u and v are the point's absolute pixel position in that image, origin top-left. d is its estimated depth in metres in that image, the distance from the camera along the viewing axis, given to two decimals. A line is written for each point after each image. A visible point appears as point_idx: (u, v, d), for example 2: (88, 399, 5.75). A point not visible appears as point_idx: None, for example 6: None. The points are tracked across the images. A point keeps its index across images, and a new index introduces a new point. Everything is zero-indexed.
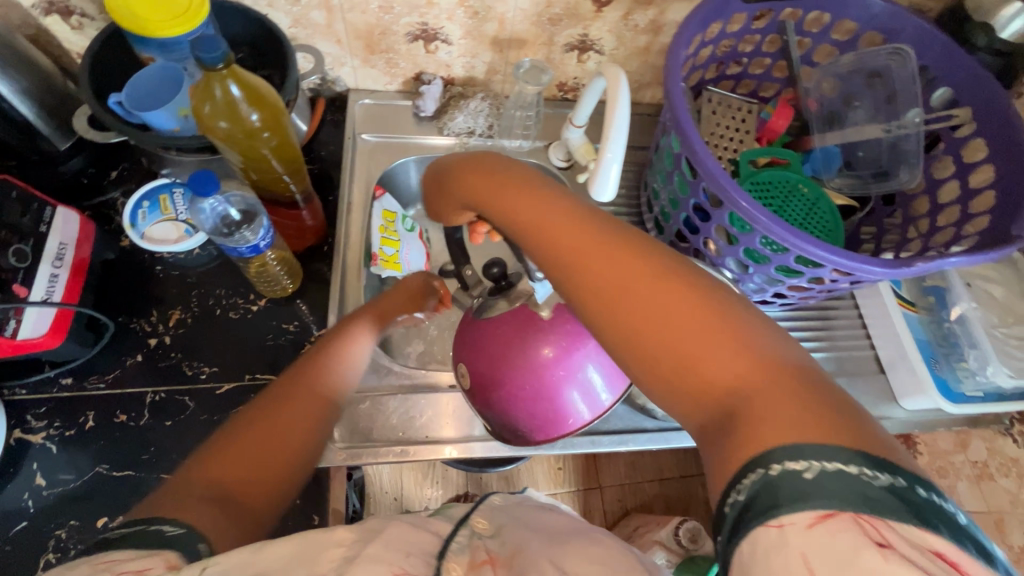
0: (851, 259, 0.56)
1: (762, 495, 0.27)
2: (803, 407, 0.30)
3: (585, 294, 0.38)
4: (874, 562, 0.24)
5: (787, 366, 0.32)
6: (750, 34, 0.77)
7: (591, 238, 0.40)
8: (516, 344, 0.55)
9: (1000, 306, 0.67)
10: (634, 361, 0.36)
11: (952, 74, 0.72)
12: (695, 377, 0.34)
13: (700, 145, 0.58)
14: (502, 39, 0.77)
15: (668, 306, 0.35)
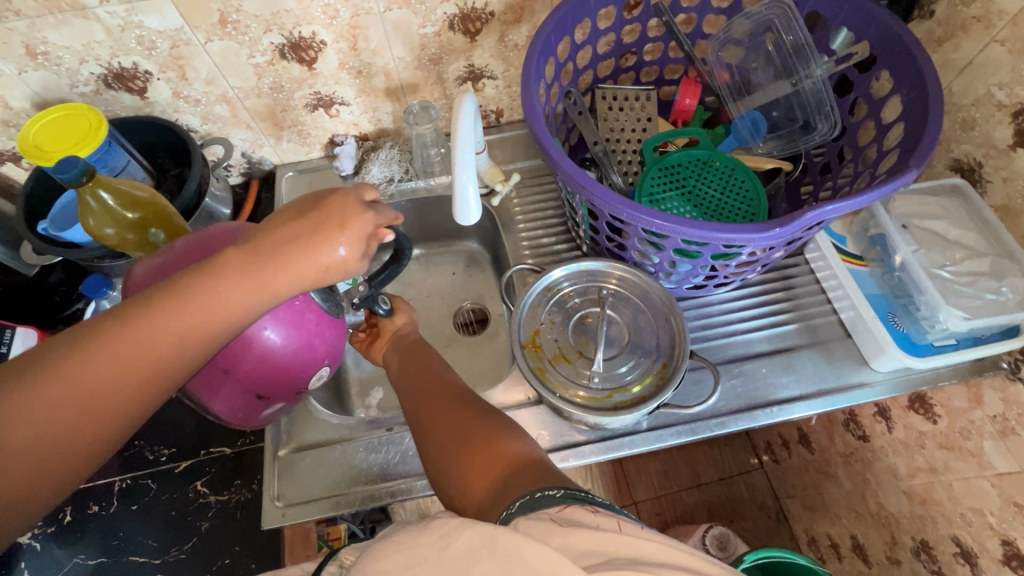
0: (730, 229, 0.54)
1: (528, 504, 0.38)
2: (519, 477, 0.42)
3: (423, 396, 0.56)
4: (610, 527, 0.35)
5: (517, 454, 0.45)
6: (629, 25, 0.76)
7: (430, 383, 0.58)
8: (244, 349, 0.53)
9: (940, 243, 0.62)
10: (426, 452, 0.50)
11: (840, 13, 0.69)
12: (456, 458, 0.47)
13: (554, 150, 0.59)
14: (394, 88, 0.81)
15: (452, 418, 0.51)
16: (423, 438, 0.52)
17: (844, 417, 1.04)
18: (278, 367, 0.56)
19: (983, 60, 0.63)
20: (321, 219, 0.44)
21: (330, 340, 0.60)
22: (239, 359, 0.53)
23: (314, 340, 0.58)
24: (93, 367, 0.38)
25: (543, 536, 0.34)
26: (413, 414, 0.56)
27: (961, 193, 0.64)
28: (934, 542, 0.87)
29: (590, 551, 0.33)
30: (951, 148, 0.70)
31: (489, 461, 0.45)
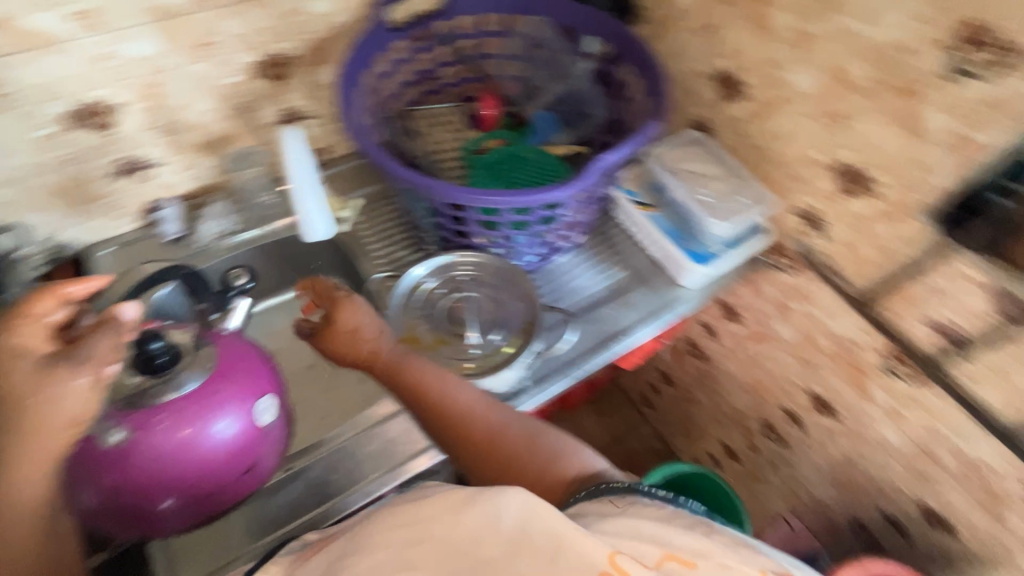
0: (542, 192, 0.65)
1: (608, 501, 0.54)
2: (568, 464, 0.62)
3: (450, 420, 0.64)
4: (664, 523, 0.50)
5: (569, 459, 0.62)
6: (423, 52, 0.87)
7: (447, 405, 0.64)
8: (156, 463, 0.54)
9: (696, 176, 0.80)
10: (484, 465, 0.63)
11: (586, 24, 0.86)
12: (523, 471, 0.62)
13: (383, 157, 0.67)
14: (210, 141, 0.80)
15: (498, 435, 0.63)
16: (477, 453, 0.63)
17: (686, 346, 1.25)
18: (183, 454, 0.55)
19: (685, 45, 0.86)
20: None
21: (221, 395, 0.57)
22: (141, 483, 0.55)
23: (211, 411, 0.56)
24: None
25: (621, 532, 0.49)
26: (449, 436, 0.64)
27: (700, 141, 0.85)
28: (773, 418, 1.10)
29: (644, 531, 0.49)
30: (686, 111, 0.92)
31: (558, 470, 0.61)
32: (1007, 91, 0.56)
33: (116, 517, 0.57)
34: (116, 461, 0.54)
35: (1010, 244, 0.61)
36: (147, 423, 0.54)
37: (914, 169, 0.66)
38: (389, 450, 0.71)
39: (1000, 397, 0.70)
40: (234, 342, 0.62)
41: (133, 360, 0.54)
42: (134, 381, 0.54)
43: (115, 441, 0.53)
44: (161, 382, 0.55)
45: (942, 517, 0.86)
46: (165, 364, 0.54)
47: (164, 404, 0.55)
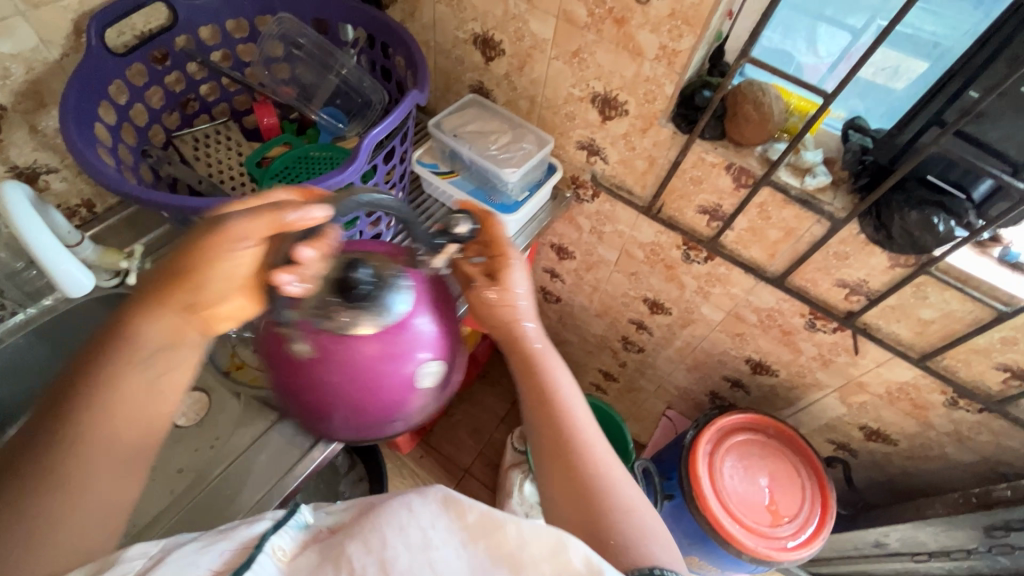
0: (318, 182, 0.64)
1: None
2: (631, 539, 0.52)
3: (551, 431, 0.61)
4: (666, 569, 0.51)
5: (642, 541, 0.52)
6: (168, 74, 0.80)
7: (562, 419, 0.62)
8: (356, 371, 0.55)
9: (480, 135, 0.85)
10: (556, 490, 0.58)
11: (335, 14, 0.86)
12: (584, 515, 0.55)
13: (127, 185, 0.60)
14: None
15: (585, 468, 0.57)
16: (556, 479, 0.58)
17: (541, 295, 1.33)
18: (359, 376, 0.55)
19: (439, 18, 0.90)
20: (169, 264, 0.47)
21: (377, 350, 0.55)
22: (329, 384, 0.56)
23: (372, 364, 0.55)
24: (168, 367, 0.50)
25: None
26: (540, 449, 0.61)
27: (477, 104, 0.91)
28: (627, 332, 1.22)
29: None
30: (461, 78, 0.96)
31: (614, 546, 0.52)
32: (682, 4, 0.67)
33: (306, 415, 0.60)
34: (291, 364, 0.56)
35: (727, 125, 0.75)
36: (328, 347, 0.54)
37: (645, 85, 0.77)
38: (260, 475, 0.71)
39: (762, 252, 0.85)
40: (426, 289, 0.59)
41: (333, 283, 0.50)
42: (331, 299, 0.51)
43: (300, 350, 0.54)
44: (357, 315, 0.52)
45: (763, 364, 1.04)
46: (367, 293, 0.51)
47: (347, 334, 0.54)
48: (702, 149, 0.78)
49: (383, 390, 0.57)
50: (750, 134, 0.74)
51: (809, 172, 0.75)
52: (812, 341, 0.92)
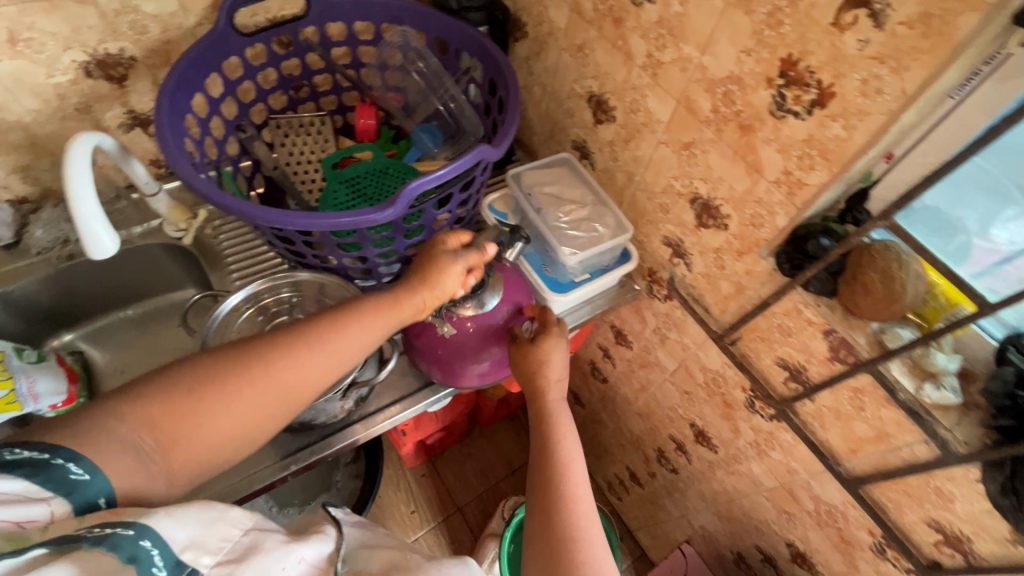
0: (351, 215, 0.60)
1: None
2: None
3: (546, 474, 0.60)
4: None
5: None
6: (286, 59, 0.83)
7: (560, 466, 0.61)
8: (477, 342, 0.70)
9: (555, 200, 0.78)
10: (539, 530, 0.57)
11: (454, 37, 0.82)
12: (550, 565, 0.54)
13: (183, 166, 0.62)
14: (41, 143, 0.75)
15: (571, 521, 0.56)
16: (540, 524, 0.57)
17: (589, 367, 1.21)
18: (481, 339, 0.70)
19: (561, 65, 0.84)
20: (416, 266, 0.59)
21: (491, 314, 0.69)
22: (459, 352, 0.70)
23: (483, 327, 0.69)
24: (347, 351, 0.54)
25: None
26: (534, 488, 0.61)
27: (568, 163, 0.83)
28: (665, 446, 1.08)
29: None
30: (566, 131, 0.89)
31: None
32: (824, 131, 0.54)
33: (453, 375, 0.73)
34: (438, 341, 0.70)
35: (841, 286, 0.60)
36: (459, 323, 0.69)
37: (754, 205, 0.64)
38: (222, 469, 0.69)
39: (841, 441, 0.68)
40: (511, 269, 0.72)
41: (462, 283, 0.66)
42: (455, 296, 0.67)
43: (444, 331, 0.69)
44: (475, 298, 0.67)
45: (805, 556, 0.85)
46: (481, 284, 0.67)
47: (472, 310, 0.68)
48: (802, 299, 0.64)
49: (457, 359, 0.71)
50: (869, 309, 0.57)
51: (933, 378, 0.57)
52: (874, 566, 0.73)
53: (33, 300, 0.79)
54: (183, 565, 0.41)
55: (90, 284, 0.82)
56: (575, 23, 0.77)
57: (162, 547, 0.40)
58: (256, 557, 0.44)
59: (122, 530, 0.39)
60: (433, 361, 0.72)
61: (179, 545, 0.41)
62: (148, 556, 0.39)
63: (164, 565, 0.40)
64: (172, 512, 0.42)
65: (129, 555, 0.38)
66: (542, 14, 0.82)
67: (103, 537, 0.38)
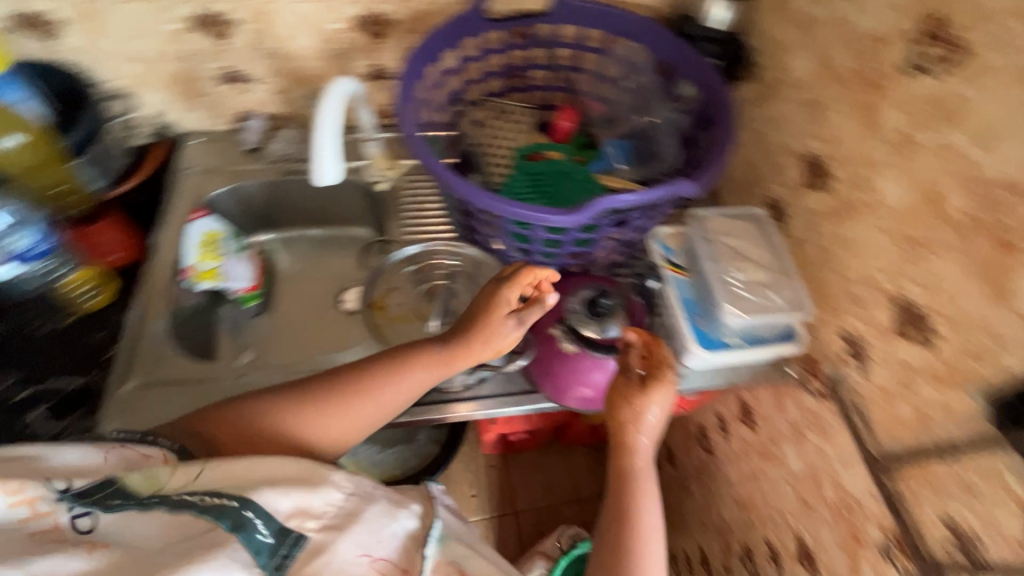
0: (536, 211, 0.62)
1: None
2: None
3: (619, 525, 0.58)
4: None
5: None
6: (516, 50, 0.88)
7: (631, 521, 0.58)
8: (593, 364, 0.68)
9: (734, 254, 0.73)
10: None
11: (682, 62, 0.80)
12: None
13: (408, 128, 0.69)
14: (304, 75, 0.88)
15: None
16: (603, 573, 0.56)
17: (698, 431, 1.13)
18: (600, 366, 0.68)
19: (785, 118, 0.78)
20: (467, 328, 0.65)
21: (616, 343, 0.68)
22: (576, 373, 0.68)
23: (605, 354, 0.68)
24: (382, 400, 0.61)
25: None
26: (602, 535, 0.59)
27: (759, 220, 0.77)
28: (755, 550, 0.96)
29: None
30: (765, 185, 0.83)
31: None
32: None
33: (557, 390, 0.71)
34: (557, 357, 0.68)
35: None
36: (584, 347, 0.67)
37: (981, 333, 0.54)
38: None
39: None
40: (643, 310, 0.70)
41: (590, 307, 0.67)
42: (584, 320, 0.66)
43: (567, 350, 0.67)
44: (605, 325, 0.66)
45: None
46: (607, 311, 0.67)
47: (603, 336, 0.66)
48: (1010, 462, 0.52)
49: (569, 378, 0.70)
50: None
51: None
52: None
53: (254, 199, 0.94)
54: (289, 531, 0.48)
55: (296, 200, 0.96)
56: (819, 76, 0.71)
57: (264, 518, 0.47)
58: (354, 531, 0.51)
59: (229, 500, 0.47)
60: (545, 374, 0.71)
61: (283, 515, 0.49)
62: (252, 523, 0.46)
63: (267, 532, 0.47)
64: (273, 486, 0.50)
65: (236, 520, 0.45)
66: (783, 60, 0.77)
67: (213, 510, 0.46)
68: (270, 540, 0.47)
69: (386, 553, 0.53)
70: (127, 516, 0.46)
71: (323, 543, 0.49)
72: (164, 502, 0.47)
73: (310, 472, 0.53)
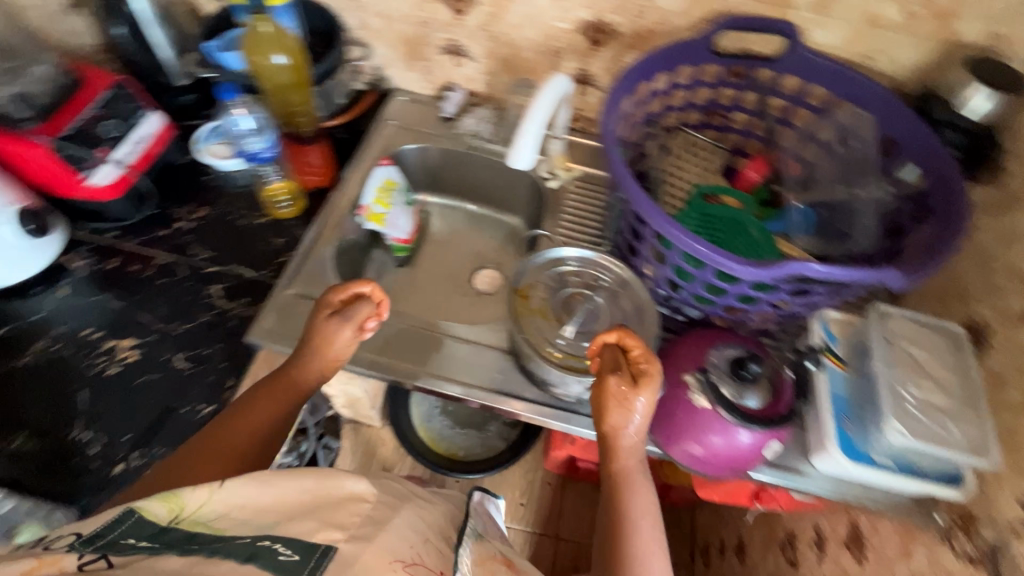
0: (716, 253, 0.59)
1: None
2: None
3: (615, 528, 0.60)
4: None
5: None
6: (727, 88, 0.85)
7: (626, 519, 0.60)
8: (719, 425, 0.62)
9: (914, 367, 0.64)
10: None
11: (914, 147, 0.73)
12: None
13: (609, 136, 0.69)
14: (515, 63, 0.92)
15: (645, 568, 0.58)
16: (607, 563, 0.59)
17: (785, 537, 0.95)
18: (725, 430, 0.62)
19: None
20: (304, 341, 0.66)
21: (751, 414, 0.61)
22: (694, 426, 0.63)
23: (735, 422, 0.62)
24: (258, 392, 0.65)
25: None
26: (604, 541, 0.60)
27: (956, 339, 0.67)
28: None
29: None
30: (970, 301, 0.73)
31: None
32: None
33: (666, 435, 0.66)
34: (681, 402, 0.64)
35: None
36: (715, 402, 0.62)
37: None
38: (452, 364, 0.76)
39: None
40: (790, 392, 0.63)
41: (734, 366, 0.62)
42: (723, 377, 0.62)
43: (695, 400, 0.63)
44: (746, 391, 0.61)
45: None
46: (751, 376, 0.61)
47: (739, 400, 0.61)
48: None
49: (686, 428, 0.64)
50: None
51: None
52: None
53: (433, 162, 1.01)
54: (315, 547, 0.48)
55: (467, 174, 1.01)
56: None
57: (282, 543, 0.47)
58: (380, 540, 0.53)
59: (241, 538, 0.47)
60: (660, 414, 0.66)
61: (310, 535, 0.49)
62: (271, 548, 0.46)
63: (290, 551, 0.46)
64: (285, 524, 0.50)
65: (252, 552, 0.45)
66: None
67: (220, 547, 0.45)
68: (298, 556, 0.46)
69: (415, 555, 0.55)
70: (133, 557, 0.43)
71: (352, 553, 0.49)
72: (172, 546, 0.45)
73: (324, 493, 0.56)
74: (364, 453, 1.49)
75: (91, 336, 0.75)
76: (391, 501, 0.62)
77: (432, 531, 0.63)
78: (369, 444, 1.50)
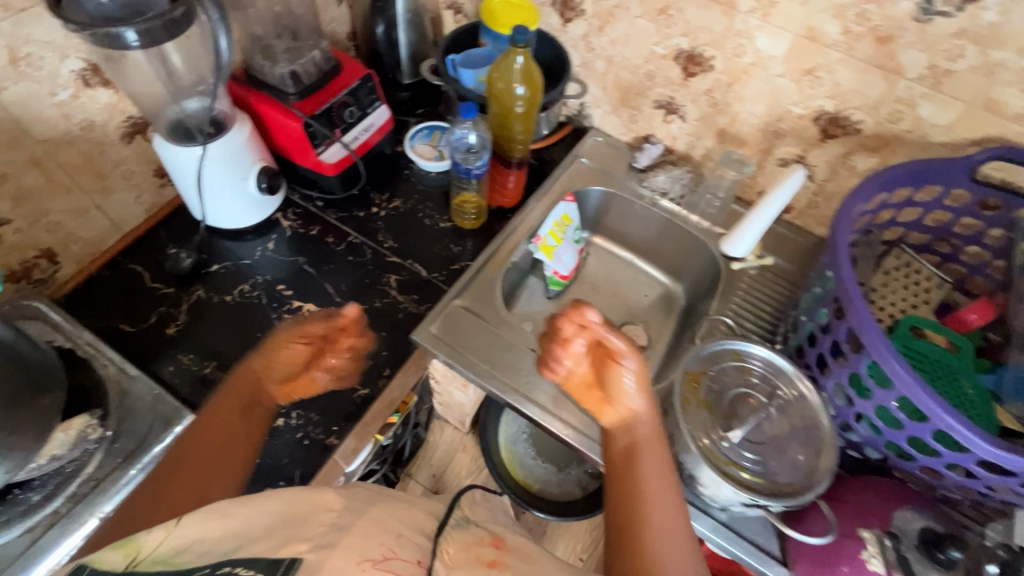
0: (947, 416, 0.53)
1: None
2: None
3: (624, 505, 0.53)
4: None
5: None
6: (969, 217, 0.76)
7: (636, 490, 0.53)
8: None
9: None
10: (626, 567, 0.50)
11: None
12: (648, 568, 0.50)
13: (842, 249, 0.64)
14: (728, 133, 0.89)
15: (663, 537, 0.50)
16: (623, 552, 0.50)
17: None
18: None
19: None
20: (273, 367, 0.61)
21: None
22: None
23: None
24: (229, 400, 0.60)
25: None
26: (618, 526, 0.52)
27: None
28: None
29: None
30: None
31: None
32: None
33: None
34: (846, 555, 0.58)
35: None
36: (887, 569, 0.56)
37: None
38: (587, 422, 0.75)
39: None
40: None
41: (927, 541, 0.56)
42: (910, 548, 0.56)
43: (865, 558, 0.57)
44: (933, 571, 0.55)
45: None
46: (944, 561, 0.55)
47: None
48: None
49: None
50: None
51: None
52: None
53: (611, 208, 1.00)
54: (279, 561, 0.40)
55: (641, 228, 0.99)
56: None
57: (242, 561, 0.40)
58: (348, 542, 0.42)
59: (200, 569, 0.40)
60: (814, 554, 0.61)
61: (274, 550, 0.41)
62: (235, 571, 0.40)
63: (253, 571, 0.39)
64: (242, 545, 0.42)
65: None
66: None
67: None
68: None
69: (393, 551, 0.43)
70: None
71: (319, 559, 0.40)
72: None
73: (293, 501, 0.47)
74: (444, 453, 1.52)
75: (282, 292, 0.82)
76: (367, 493, 0.50)
77: (417, 527, 0.49)
78: (451, 448, 1.53)
